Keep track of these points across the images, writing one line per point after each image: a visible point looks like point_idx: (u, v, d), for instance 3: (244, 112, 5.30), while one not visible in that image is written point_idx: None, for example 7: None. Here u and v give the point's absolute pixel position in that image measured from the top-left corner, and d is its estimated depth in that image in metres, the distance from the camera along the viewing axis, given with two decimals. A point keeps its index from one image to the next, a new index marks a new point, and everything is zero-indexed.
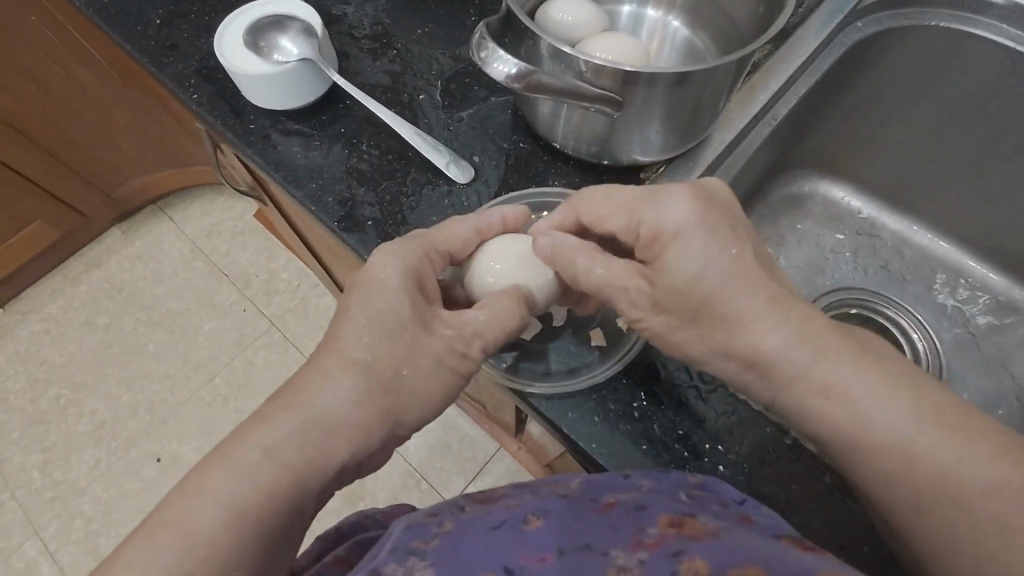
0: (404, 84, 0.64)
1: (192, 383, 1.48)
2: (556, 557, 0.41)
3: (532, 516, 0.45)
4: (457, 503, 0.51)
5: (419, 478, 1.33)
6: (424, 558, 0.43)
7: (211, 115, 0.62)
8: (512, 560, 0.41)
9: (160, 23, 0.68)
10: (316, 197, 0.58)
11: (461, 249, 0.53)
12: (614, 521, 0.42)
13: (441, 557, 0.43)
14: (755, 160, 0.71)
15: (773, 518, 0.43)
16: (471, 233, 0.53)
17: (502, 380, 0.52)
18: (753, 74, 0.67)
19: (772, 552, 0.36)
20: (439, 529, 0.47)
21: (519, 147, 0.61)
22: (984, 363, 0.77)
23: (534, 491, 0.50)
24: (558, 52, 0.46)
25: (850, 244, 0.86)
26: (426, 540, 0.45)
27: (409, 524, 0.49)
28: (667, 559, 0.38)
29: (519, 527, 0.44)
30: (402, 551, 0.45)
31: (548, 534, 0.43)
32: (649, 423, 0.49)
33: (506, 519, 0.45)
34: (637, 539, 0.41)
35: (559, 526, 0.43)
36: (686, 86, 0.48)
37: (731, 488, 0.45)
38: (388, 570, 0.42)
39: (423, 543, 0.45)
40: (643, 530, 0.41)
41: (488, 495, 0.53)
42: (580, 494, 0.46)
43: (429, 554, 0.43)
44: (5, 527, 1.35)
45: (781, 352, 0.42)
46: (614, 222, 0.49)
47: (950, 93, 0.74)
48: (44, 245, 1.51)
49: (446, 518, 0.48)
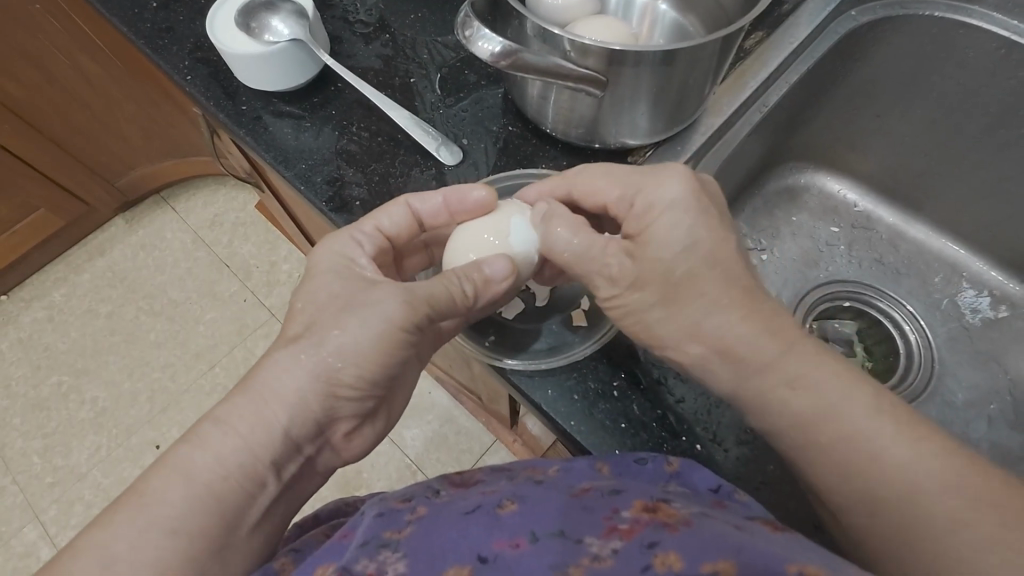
0: (396, 67, 0.65)
1: (192, 372, 1.49)
2: (531, 543, 0.41)
3: (507, 501, 0.45)
4: (431, 488, 0.51)
5: (415, 469, 1.34)
6: (398, 550, 0.42)
7: (204, 96, 0.63)
8: (485, 547, 0.41)
9: (157, 7, 0.69)
10: (305, 176, 0.58)
11: (395, 231, 0.54)
12: (588, 505, 0.43)
13: (413, 548, 0.42)
14: (748, 148, 0.70)
15: (748, 504, 0.43)
16: (399, 212, 0.54)
17: (481, 351, 0.53)
18: (743, 62, 0.67)
19: (746, 545, 0.36)
20: (412, 516, 0.46)
21: (508, 130, 0.61)
22: (976, 358, 0.77)
23: (510, 478, 0.50)
24: (544, 32, 0.46)
25: (845, 236, 0.86)
26: (398, 530, 0.44)
27: (381, 511, 0.47)
28: (639, 551, 0.38)
29: (494, 512, 0.44)
30: (374, 545, 0.43)
31: (522, 519, 0.42)
32: (628, 402, 0.49)
33: (481, 505, 0.45)
34: (612, 525, 0.41)
35: (533, 512, 0.43)
36: (672, 66, 0.48)
37: (708, 476, 0.45)
38: (359, 567, 0.40)
39: (396, 534, 0.44)
40: (617, 514, 0.42)
41: (466, 479, 0.53)
42: (558, 480, 0.47)
43: (402, 546, 0.42)
44: (5, 511, 1.37)
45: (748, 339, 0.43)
46: (609, 194, 0.51)
47: (943, 84, 0.74)
48: (48, 232, 1.53)
49: (420, 504, 0.48)
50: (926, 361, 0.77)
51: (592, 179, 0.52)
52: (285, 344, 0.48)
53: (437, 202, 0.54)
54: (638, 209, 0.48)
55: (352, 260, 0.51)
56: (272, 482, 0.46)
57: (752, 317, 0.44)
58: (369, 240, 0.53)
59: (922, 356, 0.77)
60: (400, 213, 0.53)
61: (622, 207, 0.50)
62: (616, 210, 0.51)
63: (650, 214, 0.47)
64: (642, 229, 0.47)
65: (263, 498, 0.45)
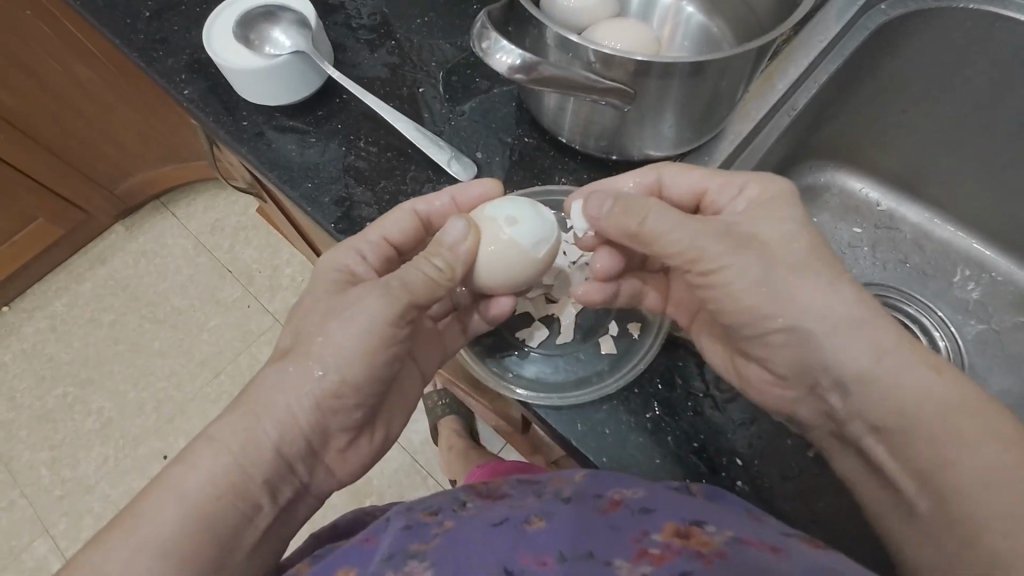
0: (403, 76, 0.61)
1: (197, 380, 1.47)
2: (557, 563, 0.39)
3: (534, 517, 0.43)
4: (456, 499, 0.49)
5: (426, 473, 1.28)
6: (423, 560, 0.41)
7: (203, 112, 0.60)
8: (512, 559, 0.39)
9: (150, 16, 0.65)
10: (312, 197, 0.56)
11: (403, 240, 0.52)
12: (616, 523, 0.41)
13: (440, 558, 0.41)
14: (772, 153, 0.67)
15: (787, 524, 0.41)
16: (409, 218, 0.51)
17: (503, 383, 0.52)
18: (772, 62, 0.63)
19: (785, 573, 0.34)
20: (438, 529, 0.44)
21: (523, 142, 0.58)
22: (1009, 361, 0.74)
23: (537, 493, 0.47)
24: (565, 42, 0.43)
25: (868, 237, 0.82)
26: (425, 542, 0.43)
27: (407, 522, 0.45)
28: None
29: (521, 528, 0.42)
30: (400, 557, 0.41)
31: (550, 537, 0.41)
32: (662, 435, 0.46)
33: (507, 519, 0.43)
34: (641, 549, 0.39)
35: (562, 530, 0.41)
36: (701, 76, 0.45)
37: (736, 500, 0.42)
38: None
39: (423, 545, 0.42)
40: (648, 536, 0.40)
41: (492, 491, 0.50)
42: (585, 489, 0.44)
43: (429, 557, 0.41)
44: (14, 524, 1.35)
45: None
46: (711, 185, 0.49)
47: (977, 78, 0.70)
48: (47, 241, 1.50)
49: (446, 517, 0.46)
50: (956, 370, 0.74)
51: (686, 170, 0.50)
52: (276, 357, 0.46)
53: (445, 200, 0.52)
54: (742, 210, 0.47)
55: (351, 270, 0.49)
56: (268, 504, 0.44)
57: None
58: (374, 250, 0.50)
59: (952, 363, 0.74)
60: (406, 215, 0.50)
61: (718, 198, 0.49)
62: (711, 200, 0.50)
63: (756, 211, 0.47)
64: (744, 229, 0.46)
65: (261, 520, 0.43)
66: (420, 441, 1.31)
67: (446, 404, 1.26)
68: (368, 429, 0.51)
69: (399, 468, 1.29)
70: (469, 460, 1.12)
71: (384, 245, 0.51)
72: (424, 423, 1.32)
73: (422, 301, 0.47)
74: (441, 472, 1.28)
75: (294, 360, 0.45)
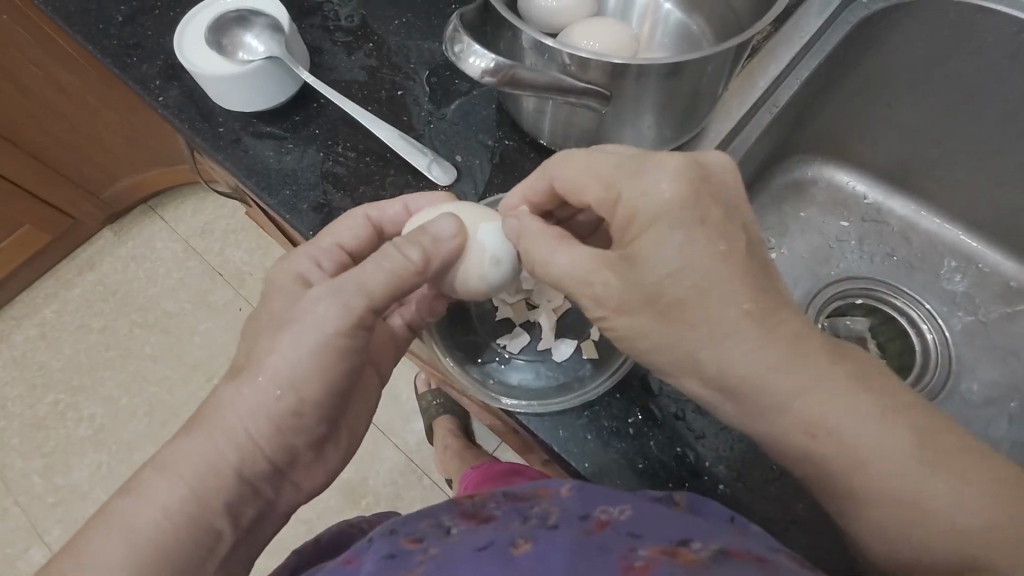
0: (381, 79, 0.61)
1: (190, 384, 1.46)
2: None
3: (520, 539, 0.42)
4: (440, 526, 0.47)
5: (421, 473, 1.28)
6: None
7: (178, 119, 0.59)
8: None
9: (123, 21, 0.64)
10: (290, 205, 0.55)
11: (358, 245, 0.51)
12: (604, 543, 0.40)
13: None
14: (757, 149, 0.67)
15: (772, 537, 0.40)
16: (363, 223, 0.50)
17: (484, 391, 0.52)
18: (751, 58, 0.64)
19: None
20: (422, 555, 0.43)
21: (504, 144, 0.58)
22: (996, 353, 0.74)
23: (523, 516, 0.46)
24: (540, 44, 0.43)
25: (855, 231, 0.82)
26: (408, 570, 0.41)
27: (389, 551, 0.44)
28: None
29: (507, 550, 0.41)
30: None
31: (538, 557, 0.39)
32: (645, 440, 0.47)
33: (494, 541, 0.42)
34: (631, 562, 0.38)
35: (548, 547, 0.40)
36: (679, 76, 0.45)
37: (719, 508, 0.42)
38: None
39: (405, 574, 0.41)
40: (636, 549, 0.39)
41: (477, 512, 0.49)
42: (570, 512, 0.43)
43: None
44: (9, 533, 1.35)
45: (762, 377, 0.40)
46: (591, 195, 0.44)
47: (960, 71, 0.70)
48: (35, 248, 1.48)
49: (431, 544, 0.44)
50: (943, 361, 0.74)
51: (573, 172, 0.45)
52: (233, 374, 0.45)
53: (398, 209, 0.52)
54: (623, 215, 0.42)
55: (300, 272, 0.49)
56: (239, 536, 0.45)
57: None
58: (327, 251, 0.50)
59: (940, 355, 0.74)
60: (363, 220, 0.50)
61: (603, 210, 0.44)
62: None
63: (637, 225, 0.41)
64: (632, 240, 0.41)
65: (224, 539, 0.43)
66: (416, 441, 1.30)
67: (440, 405, 1.25)
68: (333, 438, 0.51)
69: (395, 468, 1.28)
70: (463, 460, 1.12)
71: (340, 252, 0.50)
72: (419, 424, 1.32)
73: (375, 297, 0.46)
74: (436, 472, 1.27)
75: (259, 377, 0.44)
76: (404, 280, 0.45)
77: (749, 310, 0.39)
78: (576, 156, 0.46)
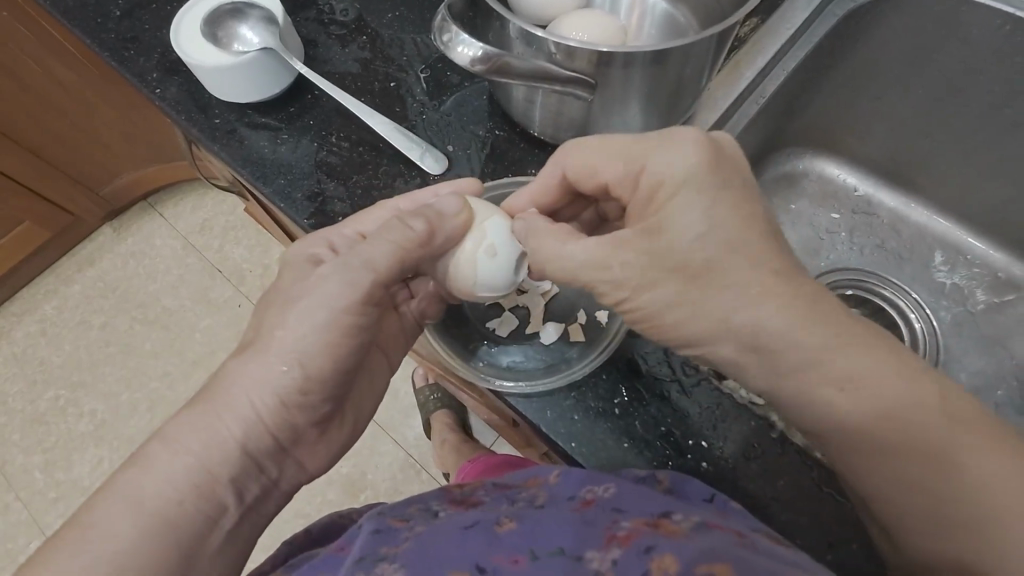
0: (374, 71, 0.62)
1: (190, 380, 1.47)
2: (530, 560, 0.39)
3: (505, 519, 0.44)
4: (429, 509, 0.48)
5: (419, 467, 1.29)
6: (395, 562, 0.40)
7: (175, 111, 0.60)
8: (484, 559, 0.40)
9: (121, 15, 0.65)
10: (285, 194, 0.56)
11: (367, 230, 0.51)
12: (589, 519, 0.42)
13: (412, 558, 0.40)
14: (746, 140, 0.68)
15: (742, 512, 0.42)
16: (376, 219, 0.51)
17: (475, 373, 0.52)
18: (738, 51, 0.65)
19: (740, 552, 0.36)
20: (409, 533, 0.44)
21: (495, 135, 0.59)
22: (984, 341, 0.75)
23: (511, 500, 0.47)
24: (528, 35, 0.44)
25: (845, 222, 0.83)
26: (396, 545, 0.42)
27: (378, 526, 0.45)
28: (636, 557, 0.37)
29: (492, 529, 0.42)
30: (371, 560, 0.41)
31: (521, 536, 0.41)
32: (630, 420, 0.48)
33: (480, 520, 0.44)
34: (610, 535, 0.40)
35: (531, 528, 0.42)
36: (664, 64, 0.46)
37: (700, 486, 0.44)
38: None
39: (393, 548, 0.42)
40: (616, 523, 0.41)
41: (466, 498, 0.51)
42: (558, 494, 0.45)
43: (399, 558, 0.41)
44: (11, 528, 1.36)
45: (743, 358, 0.41)
46: (608, 174, 0.47)
47: (946, 64, 0.71)
48: (35, 245, 1.49)
49: (418, 522, 0.46)
50: (931, 350, 0.75)
51: (590, 154, 0.47)
52: (240, 351, 0.47)
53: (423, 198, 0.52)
54: (645, 189, 0.44)
55: (296, 258, 0.50)
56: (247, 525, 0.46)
57: (782, 298, 0.39)
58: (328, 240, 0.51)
59: (928, 344, 0.75)
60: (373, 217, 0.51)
61: (624, 187, 0.46)
62: None
63: (663, 193, 0.43)
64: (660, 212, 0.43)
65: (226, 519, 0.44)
66: (414, 436, 1.31)
67: (437, 399, 1.26)
68: (337, 419, 0.53)
69: (393, 463, 1.29)
70: (460, 453, 1.13)
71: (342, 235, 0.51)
72: (416, 418, 1.33)
73: (367, 282, 0.47)
74: (434, 466, 1.29)
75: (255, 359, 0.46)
76: (395, 255, 0.47)
77: (729, 292, 0.40)
78: (589, 145, 0.48)
